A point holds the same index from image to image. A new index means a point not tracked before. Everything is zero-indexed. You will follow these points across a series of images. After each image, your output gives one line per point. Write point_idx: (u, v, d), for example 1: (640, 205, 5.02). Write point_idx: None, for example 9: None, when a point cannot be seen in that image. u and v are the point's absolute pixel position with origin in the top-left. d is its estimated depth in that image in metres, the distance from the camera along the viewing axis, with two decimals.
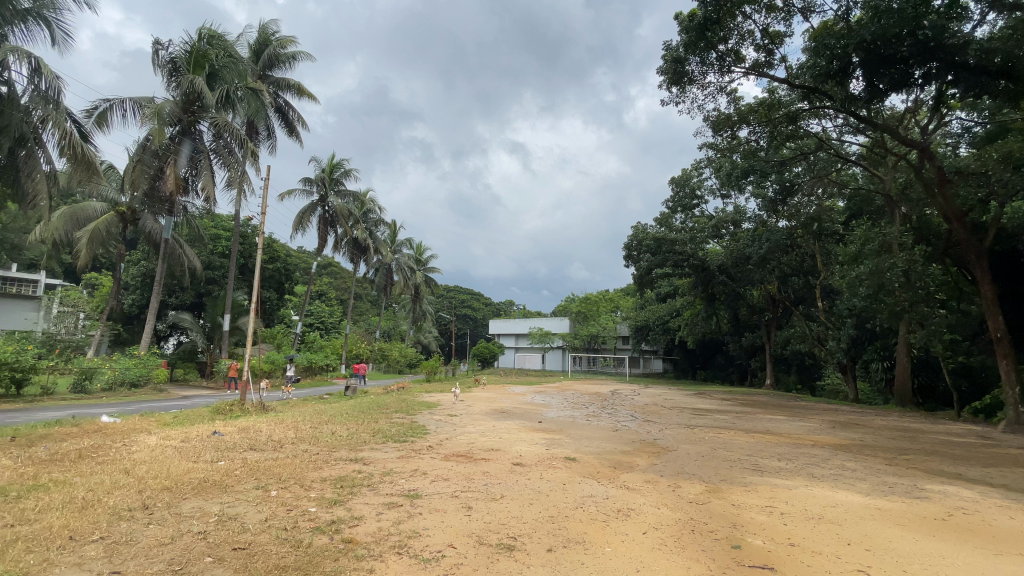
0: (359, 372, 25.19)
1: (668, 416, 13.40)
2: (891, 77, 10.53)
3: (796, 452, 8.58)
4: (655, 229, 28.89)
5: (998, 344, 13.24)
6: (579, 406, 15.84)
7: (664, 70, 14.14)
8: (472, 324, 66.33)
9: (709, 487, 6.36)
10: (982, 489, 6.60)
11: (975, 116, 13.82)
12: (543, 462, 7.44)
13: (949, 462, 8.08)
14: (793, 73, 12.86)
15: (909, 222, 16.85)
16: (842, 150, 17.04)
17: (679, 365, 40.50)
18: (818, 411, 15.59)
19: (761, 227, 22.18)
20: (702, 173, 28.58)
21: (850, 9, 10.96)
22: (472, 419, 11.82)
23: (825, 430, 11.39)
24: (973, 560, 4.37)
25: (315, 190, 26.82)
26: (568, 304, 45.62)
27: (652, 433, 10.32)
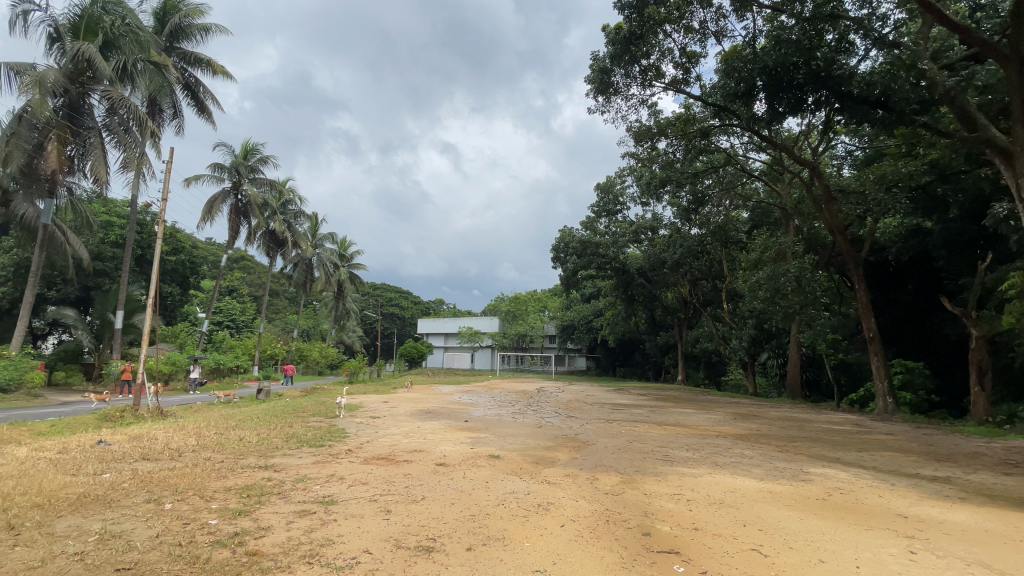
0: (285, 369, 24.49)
1: (589, 411, 13.94)
2: (789, 101, 11.67)
3: (703, 442, 9.23)
4: (581, 233, 30.11)
5: (871, 342, 15.06)
6: (504, 404, 16.02)
7: (591, 78, 14.74)
8: (399, 323, 64.94)
9: (625, 478, 6.69)
10: (856, 471, 7.50)
11: (857, 140, 15.54)
12: (467, 461, 7.43)
13: (829, 448, 9.09)
14: (707, 91, 13.83)
15: (801, 234, 18.75)
16: (747, 166, 18.54)
17: (601, 363, 42.25)
18: (722, 404, 16.91)
19: (676, 234, 23.71)
20: (625, 182, 30.09)
21: (755, 37, 11.98)
22: (395, 420, 11.55)
23: (727, 421, 12.40)
24: (847, 535, 4.94)
25: (227, 177, 25.02)
26: (498, 303, 45.76)
27: (574, 428, 10.67)
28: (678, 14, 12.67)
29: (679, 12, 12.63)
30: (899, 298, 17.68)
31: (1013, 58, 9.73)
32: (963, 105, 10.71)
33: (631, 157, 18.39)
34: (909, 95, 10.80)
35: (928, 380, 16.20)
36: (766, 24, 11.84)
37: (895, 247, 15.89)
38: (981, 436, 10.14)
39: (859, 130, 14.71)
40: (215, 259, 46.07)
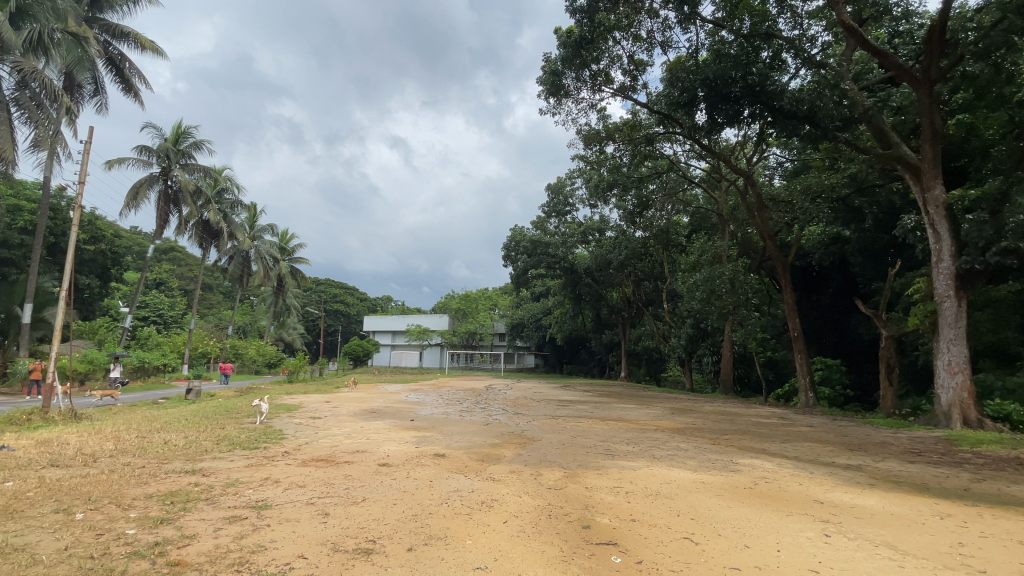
0: (224, 368, 25.16)
1: (536, 408, 14.12)
2: (727, 112, 12.28)
3: (642, 436, 9.59)
4: (532, 232, 30.59)
5: (796, 341, 16.16)
6: (452, 402, 15.93)
7: (543, 80, 14.96)
8: (344, 321, 62.99)
9: (568, 472, 6.84)
10: (779, 461, 8.05)
11: (788, 153, 16.57)
12: (411, 460, 7.33)
13: (757, 440, 9.70)
14: (652, 99, 14.33)
15: (735, 239, 19.83)
16: (688, 173, 19.42)
17: (549, 361, 42.84)
18: (661, 400, 17.63)
19: (621, 236, 24.49)
20: (575, 183, 30.68)
21: (698, 49, 12.54)
22: (337, 420, 11.21)
23: (666, 415, 12.95)
24: (769, 521, 5.30)
25: (155, 161, 23.34)
26: (448, 300, 45.20)
27: (520, 425, 10.78)
28: (628, 22, 13.04)
29: (629, 20, 13.00)
30: (820, 300, 19.12)
31: (922, 83, 10.71)
32: (879, 124, 11.64)
33: (581, 160, 18.79)
34: (833, 112, 11.63)
35: (844, 376, 17.61)
36: (708, 38, 12.41)
37: (818, 253, 17.12)
38: (888, 427, 11.14)
39: (789, 144, 15.70)
40: (140, 250, 42.76)
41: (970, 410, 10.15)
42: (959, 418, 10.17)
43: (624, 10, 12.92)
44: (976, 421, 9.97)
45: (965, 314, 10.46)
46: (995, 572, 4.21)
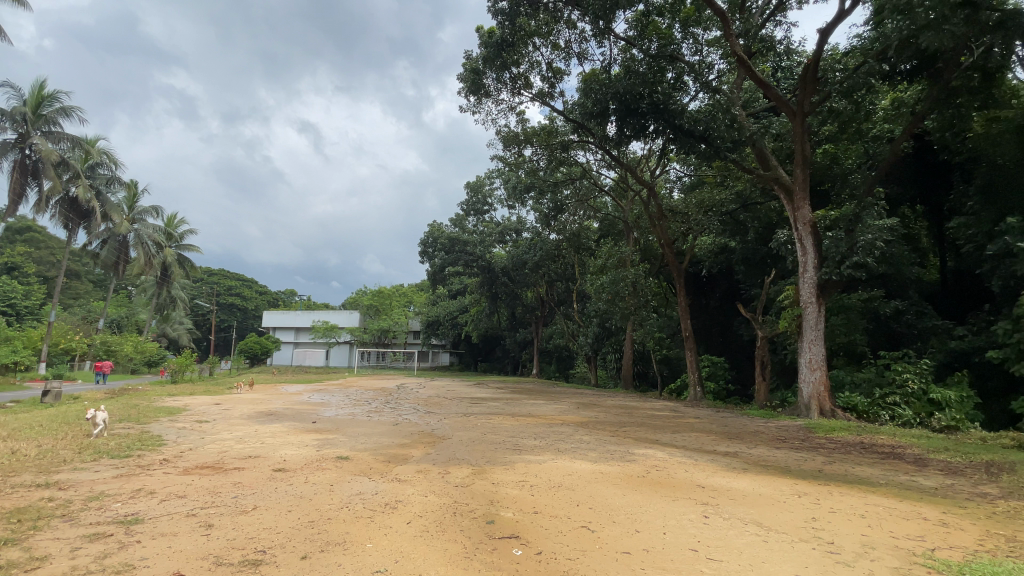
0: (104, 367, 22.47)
1: (447, 406, 14.04)
2: (633, 126, 13.10)
3: (549, 431, 9.94)
4: (449, 230, 30.59)
5: (688, 340, 17.63)
6: (359, 402, 15.39)
7: (463, 77, 15.01)
8: (240, 316, 58.10)
9: (475, 469, 6.91)
10: (670, 450, 8.77)
11: (686, 169, 17.94)
12: (311, 464, 6.97)
13: (652, 431, 10.47)
14: (568, 107, 14.92)
15: (638, 245, 21.14)
16: (599, 182, 20.48)
17: (463, 359, 42.81)
18: (567, 395, 18.34)
19: (536, 238, 25.45)
20: (493, 184, 31.06)
21: (610, 64, 13.25)
22: (228, 424, 10.35)
23: (572, 410, 13.51)
24: (659, 506, 5.76)
25: (7, 126, 19.94)
26: (359, 295, 43.48)
27: (429, 424, 10.66)
28: (547, 29, 13.48)
29: (548, 28, 13.46)
30: (710, 303, 21.04)
31: (798, 114, 12.10)
32: (762, 148, 12.97)
33: (499, 160, 19.08)
34: (724, 134, 12.79)
35: (727, 372, 19.53)
36: (621, 54, 13.16)
37: (709, 262, 18.75)
38: (760, 417, 12.54)
39: (687, 160, 16.96)
40: None
41: (824, 401, 11.77)
42: (816, 409, 11.74)
43: (544, 18, 13.38)
44: (829, 411, 11.60)
45: (823, 318, 12.06)
46: (838, 542, 4.92)
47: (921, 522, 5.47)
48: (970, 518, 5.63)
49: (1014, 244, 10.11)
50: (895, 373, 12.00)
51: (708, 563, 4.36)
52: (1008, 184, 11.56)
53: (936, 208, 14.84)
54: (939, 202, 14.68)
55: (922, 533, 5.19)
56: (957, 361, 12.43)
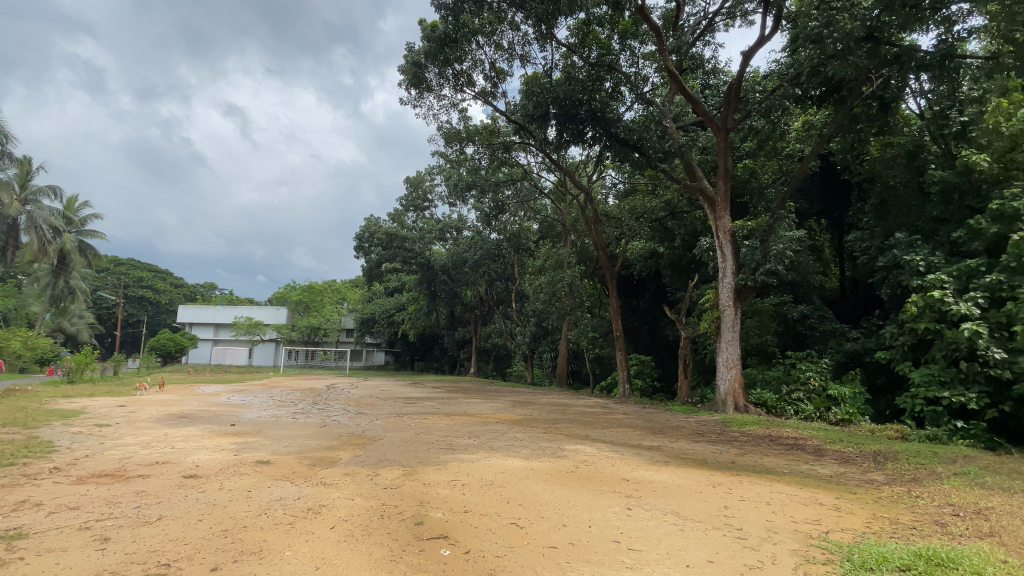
0: None
1: (380, 406, 13.69)
2: (572, 131, 13.46)
3: (483, 429, 9.97)
4: (387, 225, 29.83)
5: (619, 339, 18.31)
6: (285, 403, 14.63)
7: (404, 69, 14.72)
8: (152, 310, 53.40)
9: (406, 470, 6.79)
10: (599, 445, 9.08)
11: (620, 176, 18.62)
12: (228, 470, 6.55)
13: (583, 427, 10.80)
14: (510, 108, 15.04)
15: (575, 248, 21.72)
16: (540, 184, 20.87)
17: (400, 358, 42.06)
18: (503, 394, 18.45)
19: (478, 237, 26.08)
20: (434, 180, 30.69)
21: (552, 69, 13.51)
22: (134, 428, 9.49)
23: (507, 408, 13.63)
24: (586, 501, 5.95)
25: None
26: (288, 290, 41.31)
27: (360, 425, 10.35)
28: (490, 29, 13.48)
29: (492, 27, 13.45)
30: (640, 305, 22.04)
31: (721, 129, 12.90)
32: (690, 161, 13.67)
33: (440, 157, 18.87)
34: (657, 144, 13.40)
35: (654, 370, 20.51)
36: (562, 60, 13.49)
37: (641, 265, 19.58)
38: (682, 413, 13.28)
39: (621, 168, 17.56)
40: None
41: (739, 398, 12.68)
42: (731, 405, 12.60)
43: (487, 16, 13.33)
44: (742, 407, 12.51)
45: (739, 321, 12.98)
46: (746, 528, 5.32)
47: (817, 507, 6.05)
48: (858, 502, 6.30)
49: (900, 257, 11.42)
50: (800, 372, 13.13)
51: (630, 553, 4.56)
52: (896, 204, 13.02)
53: (837, 223, 16.43)
54: (841, 218, 16.27)
55: (818, 517, 5.74)
56: (851, 361, 13.82)
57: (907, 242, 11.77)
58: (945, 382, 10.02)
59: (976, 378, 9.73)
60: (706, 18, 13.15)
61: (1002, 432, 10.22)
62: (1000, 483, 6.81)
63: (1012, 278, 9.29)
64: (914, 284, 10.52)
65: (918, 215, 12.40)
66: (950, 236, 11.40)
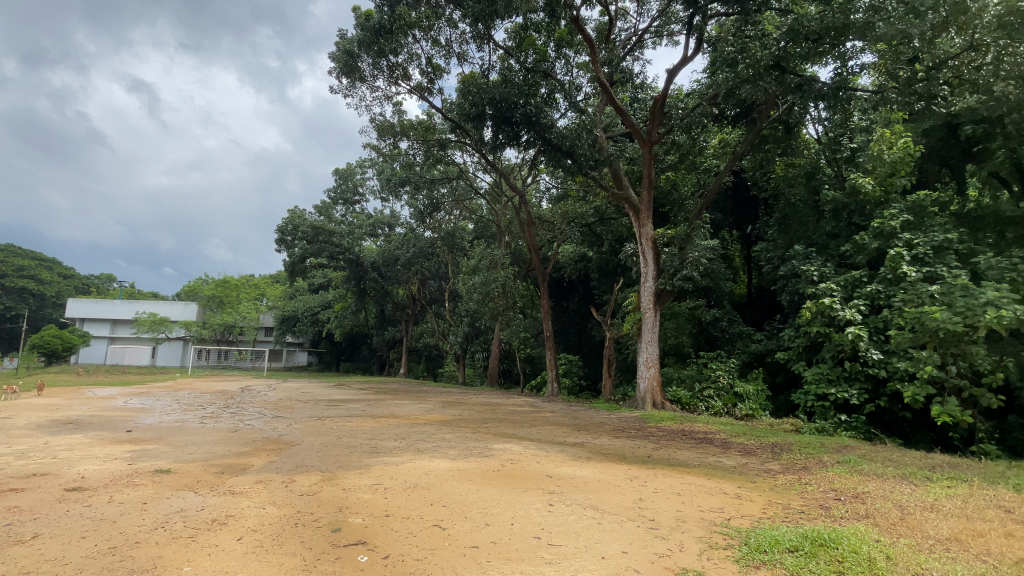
0: None
1: (301, 409, 13.06)
2: (506, 133, 13.60)
3: (410, 431, 9.80)
4: (313, 218, 28.48)
5: (549, 339, 18.71)
6: (192, 407, 13.53)
7: (335, 57, 14.16)
8: (34, 304, 47.32)
9: (325, 475, 6.54)
10: (525, 444, 9.23)
11: (554, 181, 19.07)
12: (121, 480, 5.96)
13: (511, 426, 10.94)
14: (446, 106, 14.91)
15: (509, 249, 21.98)
16: (476, 185, 20.94)
17: (325, 359, 40.39)
18: (432, 395, 18.24)
19: (410, 234, 25.00)
20: (365, 173, 29.77)
21: (489, 70, 13.58)
22: (7, 436, 8.37)
23: (436, 409, 13.50)
24: (509, 499, 6.03)
25: None
26: (200, 284, 38.26)
27: (277, 429, 9.81)
28: (428, 24, 13.34)
29: (428, 22, 13.24)
30: (570, 307, 22.74)
31: (646, 142, 13.53)
32: (617, 169, 14.39)
33: (372, 150, 18.34)
34: (588, 152, 13.81)
35: (581, 370, 21.19)
36: (498, 62, 13.61)
37: (572, 267, 20.15)
38: (606, 410, 13.81)
39: (555, 172, 17.99)
40: None
41: (657, 396, 13.40)
42: (650, 401, 13.31)
43: (424, 11, 13.15)
44: (660, 403, 13.26)
45: (658, 323, 13.70)
46: (658, 519, 5.64)
47: (722, 496, 6.55)
48: (757, 490, 6.89)
49: (799, 267, 12.65)
50: (711, 370, 14.13)
51: (549, 548, 4.69)
52: (796, 219, 14.37)
53: (747, 234, 17.86)
54: (749, 230, 17.71)
55: (722, 505, 6.21)
56: (755, 361, 15.07)
57: (803, 254, 13.21)
58: (833, 379, 11.21)
59: (858, 375, 10.97)
60: (636, 34, 13.81)
61: (877, 424, 11.58)
62: (874, 469, 7.72)
63: (888, 288, 10.60)
64: (810, 292, 11.68)
65: (813, 229, 13.73)
66: (839, 250, 12.78)
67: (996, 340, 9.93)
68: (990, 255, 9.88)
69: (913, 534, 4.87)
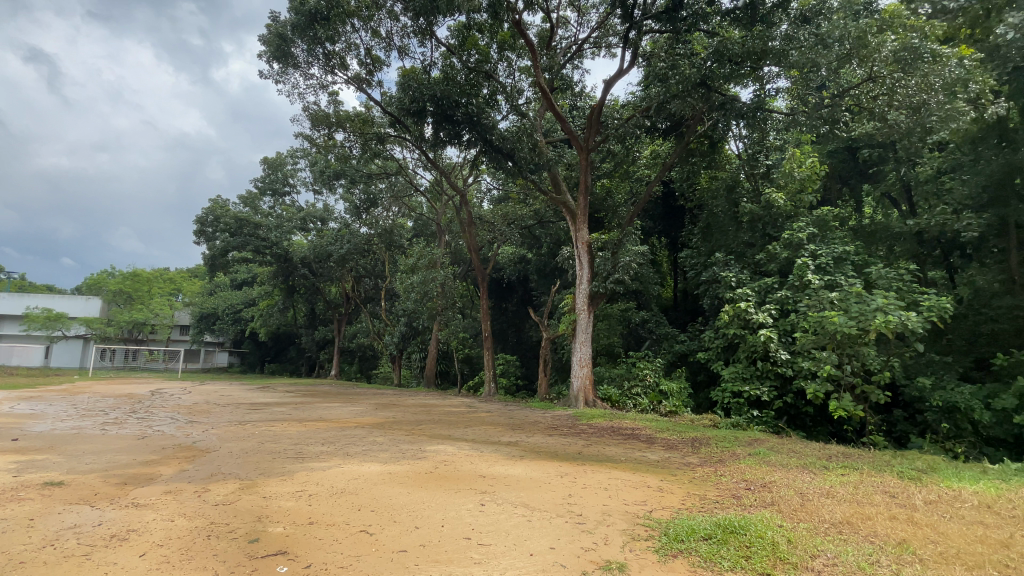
0: None
1: (218, 413, 12.23)
2: (447, 131, 13.48)
3: (339, 434, 9.49)
4: (237, 208, 26.85)
5: (487, 340, 18.73)
6: (91, 412, 12.27)
7: (265, 39, 13.41)
8: None
9: (244, 483, 6.19)
10: (459, 445, 9.21)
11: (495, 182, 19.18)
12: (0, 496, 5.32)
13: (445, 427, 10.87)
14: (385, 99, 14.56)
15: (449, 248, 21.89)
16: (415, 181, 20.63)
17: (248, 360, 38.14)
18: (365, 396, 17.69)
19: (344, 230, 24.18)
20: (297, 164, 28.44)
21: (430, 66, 13.42)
22: None
23: (368, 411, 13.13)
24: (440, 501, 6.00)
25: None
26: (105, 277, 34.83)
27: (191, 435, 9.14)
28: (368, 14, 12.95)
29: (369, 12, 12.86)
30: (508, 307, 23.03)
31: (584, 148, 13.93)
32: (556, 174, 14.70)
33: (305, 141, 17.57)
34: (527, 156, 14.03)
35: (517, 370, 21.44)
36: (440, 60, 13.49)
37: (511, 268, 20.34)
38: (541, 409, 14.07)
39: (496, 174, 18.10)
40: None
41: (589, 394, 13.84)
42: (582, 400, 13.73)
43: (364, 0, 12.76)
44: (591, 401, 13.69)
45: (592, 324, 14.12)
46: (586, 514, 5.85)
47: (645, 489, 6.90)
48: (677, 483, 7.31)
49: (720, 273, 13.56)
50: (639, 369, 14.80)
51: (478, 549, 4.73)
52: (717, 228, 15.41)
53: (674, 241, 18.92)
54: (677, 237, 18.77)
55: (645, 498, 6.54)
56: (679, 360, 15.99)
57: (724, 261, 14.18)
58: (747, 378, 12.12)
59: (768, 374, 11.92)
60: (575, 44, 14.18)
61: (784, 419, 12.63)
62: (780, 460, 8.43)
63: (795, 294, 11.61)
64: (728, 296, 12.55)
65: (731, 238, 14.78)
66: (754, 258, 13.81)
67: (884, 343, 11.12)
68: (881, 266, 11.03)
69: (811, 519, 5.38)
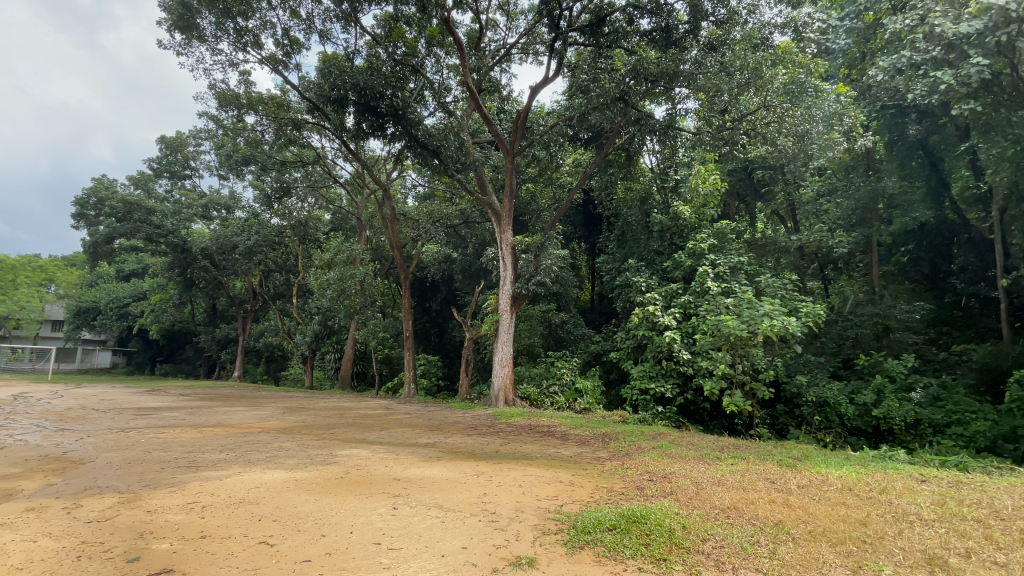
0: None
1: (96, 420, 10.93)
2: (370, 122, 12.99)
3: (241, 440, 8.88)
4: (126, 191, 24.27)
5: (408, 339, 18.37)
6: None
7: (163, 6, 12.18)
8: None
9: (125, 497, 5.61)
10: (372, 448, 8.98)
11: (420, 179, 18.88)
12: None
13: (359, 430, 10.53)
14: (302, 84, 13.83)
15: (370, 244, 21.25)
16: (334, 171, 19.80)
17: (138, 360, 34.53)
18: (273, 399, 16.62)
19: (253, 220, 22.64)
20: (201, 146, 26.17)
21: (353, 54, 12.93)
22: None
23: (275, 415, 12.37)
24: (350, 506, 5.83)
25: None
26: None
27: (62, 444, 8.10)
28: None
29: None
30: (430, 307, 22.81)
31: (509, 151, 14.10)
32: (481, 175, 14.76)
33: (210, 121, 16.20)
34: (454, 154, 13.99)
35: (438, 370, 21.24)
36: (364, 49, 13.03)
37: (434, 266, 20.12)
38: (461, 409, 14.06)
39: (421, 171, 17.79)
40: None
41: (509, 393, 14.07)
42: (502, 398, 13.94)
43: None
44: (511, 400, 13.94)
45: (514, 324, 14.33)
46: (499, 511, 5.98)
47: (558, 485, 7.17)
48: (587, 477, 7.68)
49: (632, 278, 14.39)
50: (557, 368, 15.29)
51: (388, 553, 4.67)
52: (631, 236, 16.31)
53: (593, 246, 19.79)
54: (595, 242, 19.64)
55: (557, 493, 6.79)
56: (594, 359, 16.75)
57: (636, 267, 15.05)
58: (654, 376, 12.97)
59: (672, 372, 12.82)
60: (504, 47, 14.32)
61: (685, 414, 13.65)
62: (679, 453, 9.12)
63: (697, 299, 12.61)
64: (638, 300, 13.35)
65: (643, 245, 15.74)
66: (662, 265, 14.80)
67: (770, 344, 12.41)
68: (768, 275, 12.29)
69: (704, 505, 5.90)
